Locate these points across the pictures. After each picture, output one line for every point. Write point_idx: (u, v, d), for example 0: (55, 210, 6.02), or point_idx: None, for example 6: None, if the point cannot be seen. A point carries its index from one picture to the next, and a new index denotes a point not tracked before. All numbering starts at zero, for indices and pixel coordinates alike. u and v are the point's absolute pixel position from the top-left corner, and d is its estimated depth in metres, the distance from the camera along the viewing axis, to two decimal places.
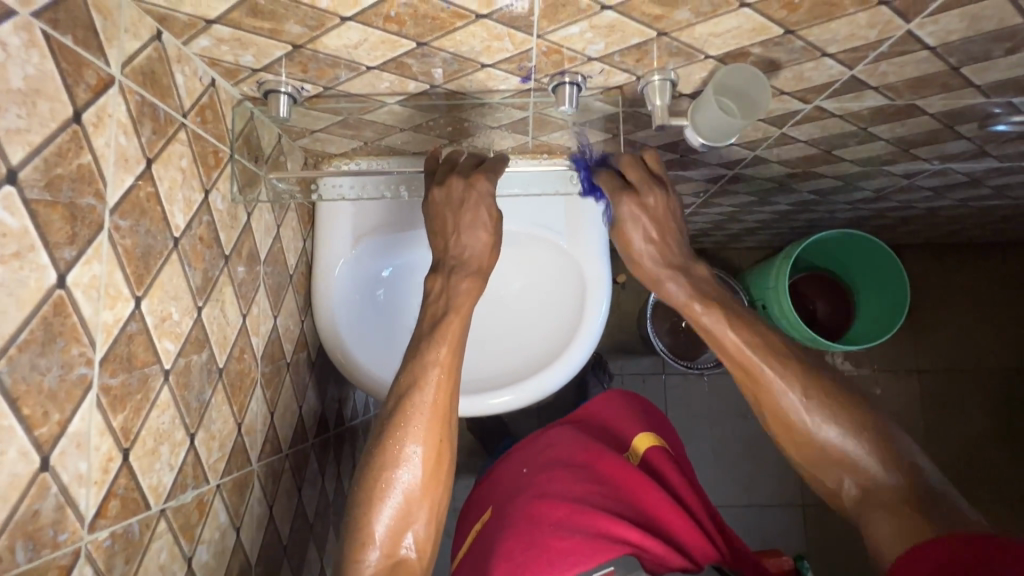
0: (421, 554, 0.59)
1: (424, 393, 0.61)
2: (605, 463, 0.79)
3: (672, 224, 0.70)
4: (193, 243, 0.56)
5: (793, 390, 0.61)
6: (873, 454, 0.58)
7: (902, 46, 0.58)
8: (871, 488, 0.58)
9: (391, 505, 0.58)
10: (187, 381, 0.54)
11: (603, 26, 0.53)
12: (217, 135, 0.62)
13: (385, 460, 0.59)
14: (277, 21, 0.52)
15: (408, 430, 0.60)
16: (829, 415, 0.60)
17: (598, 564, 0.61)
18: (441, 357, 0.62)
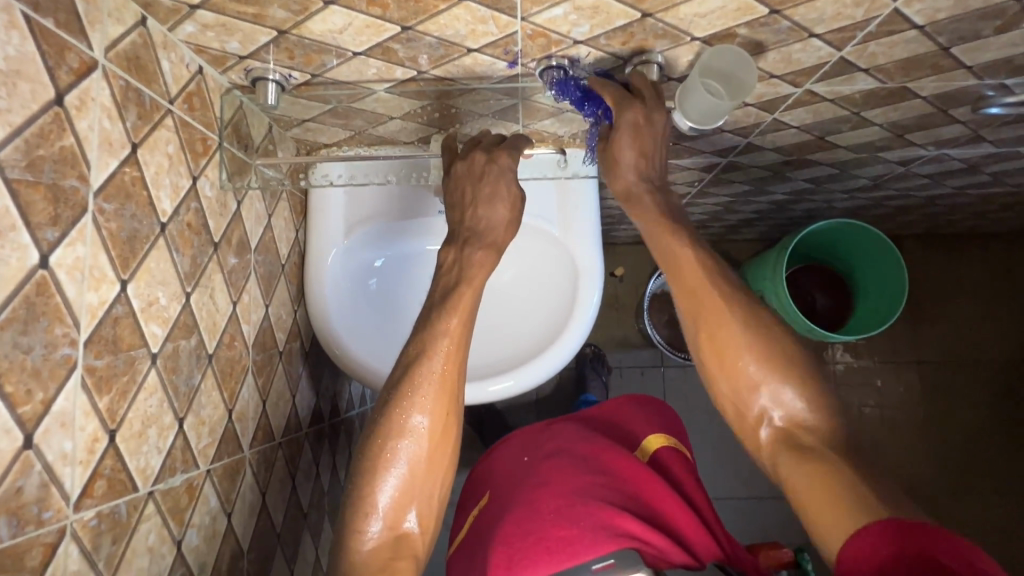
0: (424, 530, 0.59)
1: (430, 365, 0.59)
2: (608, 452, 0.78)
3: (654, 149, 0.66)
4: (181, 229, 0.57)
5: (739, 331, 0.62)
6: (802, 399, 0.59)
7: (890, 25, 0.58)
8: (796, 434, 0.59)
9: (394, 476, 0.57)
10: (176, 365, 0.54)
11: (587, 7, 0.53)
12: (205, 123, 0.62)
13: (388, 431, 0.58)
14: (261, 6, 0.52)
15: (414, 401, 0.59)
16: (769, 358, 0.61)
17: (597, 555, 0.60)
18: (451, 328, 0.61)
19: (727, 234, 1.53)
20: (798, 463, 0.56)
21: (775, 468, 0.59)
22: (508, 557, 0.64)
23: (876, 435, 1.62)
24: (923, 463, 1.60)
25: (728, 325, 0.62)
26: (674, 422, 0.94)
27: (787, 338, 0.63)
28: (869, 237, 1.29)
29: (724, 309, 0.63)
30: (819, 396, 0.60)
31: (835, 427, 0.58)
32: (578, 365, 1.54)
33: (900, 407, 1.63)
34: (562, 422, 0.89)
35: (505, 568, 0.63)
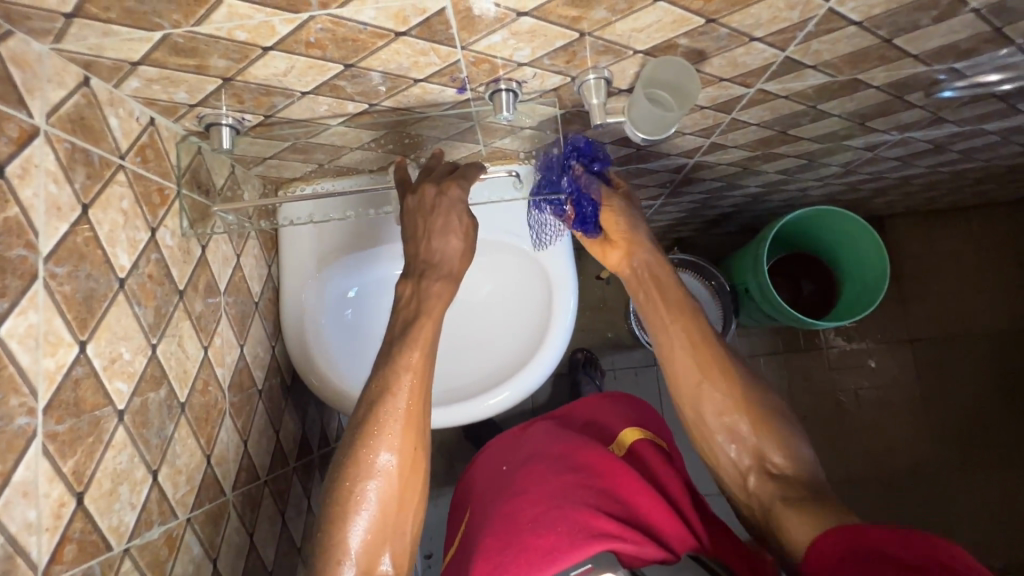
0: (399, 569, 0.59)
1: (395, 402, 0.60)
2: (582, 451, 0.83)
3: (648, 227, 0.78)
4: (141, 282, 0.57)
5: (721, 390, 0.73)
6: (784, 454, 0.70)
7: (828, 24, 0.58)
8: (781, 479, 0.68)
9: (365, 518, 0.58)
10: (145, 419, 0.54)
11: (523, 32, 0.54)
12: (161, 173, 0.63)
13: (356, 471, 0.59)
14: (201, 57, 0.52)
15: (381, 436, 0.59)
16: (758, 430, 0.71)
17: (575, 562, 0.65)
18: (412, 361, 0.61)
19: (709, 228, 1.53)
20: (785, 506, 0.64)
21: (768, 513, 0.67)
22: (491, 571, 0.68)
23: (874, 415, 1.62)
24: (923, 440, 1.60)
25: (711, 379, 0.73)
26: (657, 424, 0.98)
27: (763, 394, 0.74)
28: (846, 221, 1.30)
29: (712, 363, 0.74)
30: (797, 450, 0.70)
31: (815, 479, 0.67)
32: (571, 372, 1.57)
33: (895, 386, 1.63)
34: (539, 429, 0.93)
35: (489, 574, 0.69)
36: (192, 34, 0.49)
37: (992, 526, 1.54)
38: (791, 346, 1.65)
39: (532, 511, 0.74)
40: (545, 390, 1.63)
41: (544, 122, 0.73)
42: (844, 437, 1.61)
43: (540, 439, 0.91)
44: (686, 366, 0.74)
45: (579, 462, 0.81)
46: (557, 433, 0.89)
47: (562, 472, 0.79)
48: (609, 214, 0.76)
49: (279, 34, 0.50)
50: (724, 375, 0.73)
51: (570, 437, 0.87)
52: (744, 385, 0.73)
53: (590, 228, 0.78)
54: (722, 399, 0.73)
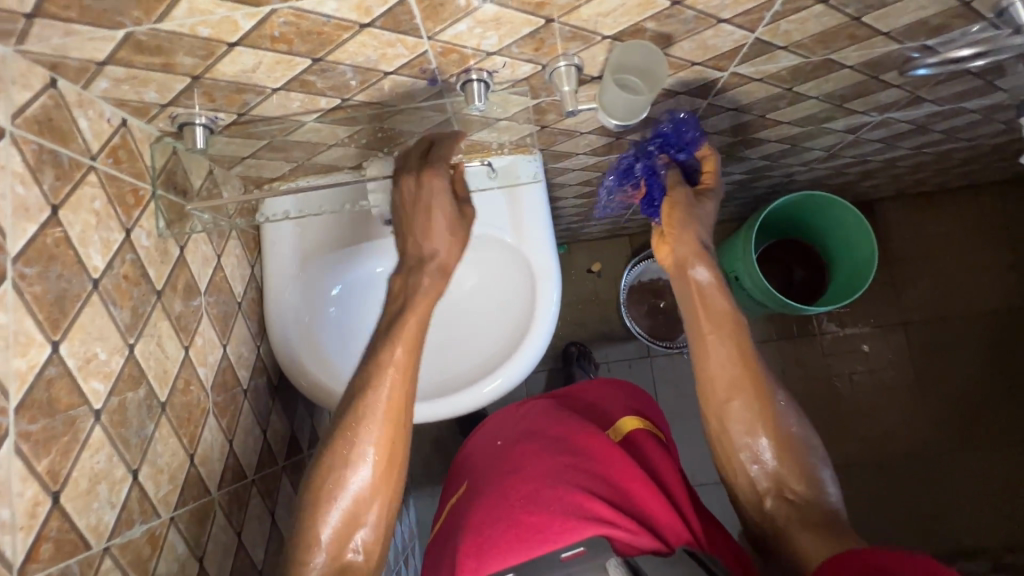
0: (369, 557, 0.59)
1: (378, 399, 0.61)
2: (583, 435, 0.83)
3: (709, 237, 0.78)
4: (117, 282, 0.57)
5: (751, 407, 0.72)
6: (807, 479, 0.70)
7: (794, 3, 0.58)
8: (800, 501, 0.68)
9: (341, 506, 0.59)
10: (123, 418, 0.55)
11: (488, 19, 0.54)
12: (135, 174, 0.63)
13: (337, 458, 0.60)
14: (167, 55, 0.52)
15: (361, 428, 0.60)
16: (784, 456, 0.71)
17: (568, 544, 0.66)
18: (396, 359, 0.62)
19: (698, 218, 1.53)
20: (803, 530, 0.66)
21: (781, 533, 0.68)
22: (480, 543, 0.71)
23: (870, 399, 1.62)
24: (918, 423, 1.60)
25: (740, 394, 0.73)
26: (655, 415, 0.98)
27: (794, 419, 0.73)
28: (831, 205, 1.30)
29: (748, 378, 0.73)
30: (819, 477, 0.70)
31: (833, 508, 0.68)
32: (566, 366, 1.57)
33: (890, 369, 1.63)
34: (537, 409, 0.94)
35: (477, 548, 0.70)
36: (155, 31, 0.49)
37: (989, 508, 1.54)
38: (784, 333, 1.65)
39: (527, 488, 0.76)
40: (540, 384, 1.63)
41: (518, 112, 0.73)
42: (840, 422, 1.61)
43: (539, 417, 0.91)
44: (724, 377, 0.73)
45: (575, 447, 0.82)
46: (557, 414, 0.90)
47: (558, 454, 0.81)
48: (668, 201, 0.79)
49: (243, 28, 0.50)
50: (756, 394, 0.72)
51: (570, 421, 0.88)
52: (773, 405, 0.72)
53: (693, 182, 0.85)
54: (752, 417, 0.72)
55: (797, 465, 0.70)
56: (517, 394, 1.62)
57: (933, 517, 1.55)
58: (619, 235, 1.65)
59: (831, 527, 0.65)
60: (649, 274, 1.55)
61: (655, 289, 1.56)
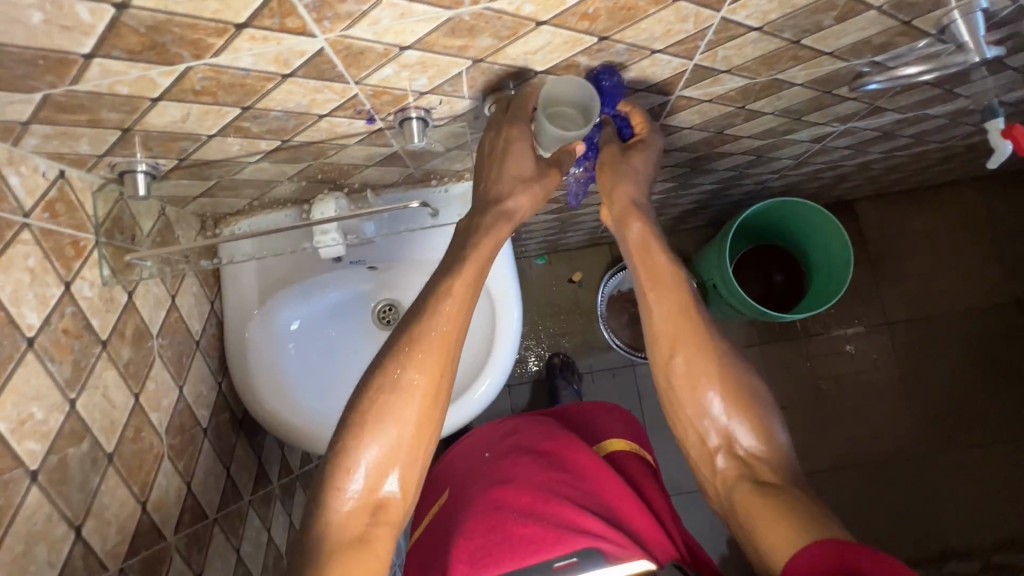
0: (404, 496, 0.60)
1: (430, 337, 0.59)
2: (570, 449, 0.85)
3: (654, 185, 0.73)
4: (55, 338, 0.57)
5: (701, 362, 0.69)
6: (758, 438, 0.67)
7: (726, 32, 0.58)
8: (752, 463, 0.66)
9: (381, 439, 0.58)
10: (64, 476, 0.55)
11: (413, 63, 0.53)
12: (76, 225, 0.62)
13: (381, 385, 0.58)
14: (91, 112, 0.52)
15: (413, 361, 0.59)
16: (739, 411, 0.68)
17: (560, 555, 0.66)
18: (455, 292, 0.60)
19: (677, 224, 1.52)
20: (756, 499, 0.62)
21: (733, 496, 0.65)
22: (472, 552, 0.70)
23: (857, 400, 1.61)
24: (906, 423, 1.59)
25: (690, 346, 0.69)
26: (639, 434, 1.01)
27: (747, 374, 0.70)
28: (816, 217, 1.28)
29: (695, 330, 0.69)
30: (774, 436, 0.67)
31: (788, 468, 0.66)
32: (549, 377, 1.57)
33: (877, 369, 1.62)
34: (528, 422, 0.94)
35: (469, 556, 0.70)
36: (74, 92, 0.49)
37: (980, 505, 1.53)
38: (767, 336, 1.63)
39: (522, 501, 0.75)
40: (524, 396, 1.63)
41: (460, 143, 0.73)
42: (827, 424, 1.60)
43: (530, 429, 0.93)
44: (670, 329, 0.69)
45: (566, 464, 0.83)
46: (547, 428, 0.91)
47: (550, 469, 0.81)
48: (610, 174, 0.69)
49: (162, 85, 0.50)
50: (707, 346, 0.69)
51: (559, 434, 0.89)
52: (727, 360, 0.69)
53: (627, 132, 0.72)
54: (703, 369, 0.69)
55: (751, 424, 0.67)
56: (501, 406, 1.62)
57: (925, 517, 1.53)
58: (600, 244, 1.65)
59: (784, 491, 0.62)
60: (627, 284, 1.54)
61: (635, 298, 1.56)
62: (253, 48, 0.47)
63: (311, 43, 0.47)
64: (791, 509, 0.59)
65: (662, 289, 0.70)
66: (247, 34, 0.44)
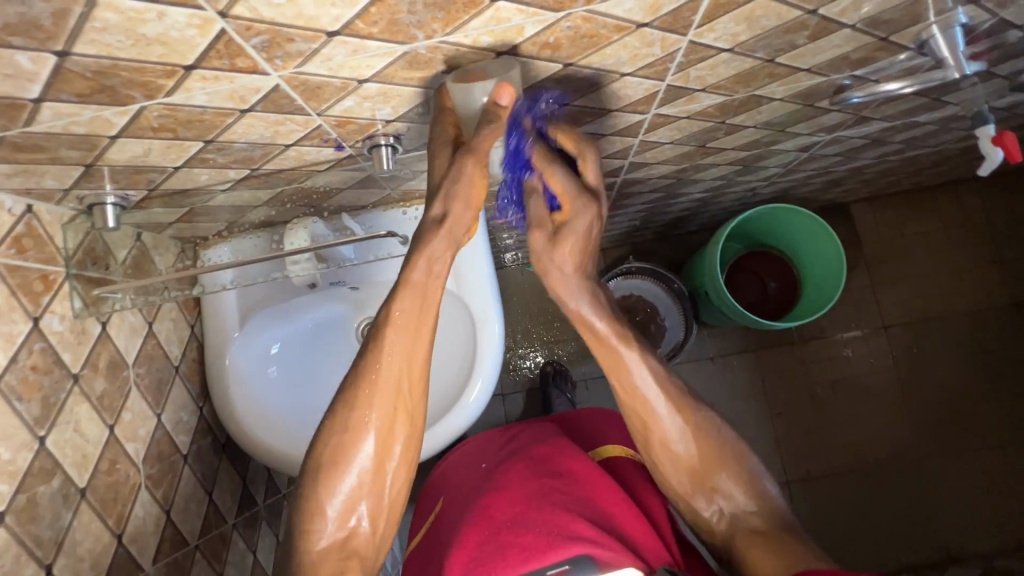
0: (373, 528, 0.63)
1: (392, 367, 0.61)
2: (559, 454, 0.84)
3: (593, 248, 0.68)
4: (23, 376, 0.57)
5: (681, 439, 0.71)
6: (746, 493, 0.70)
7: (696, 53, 0.57)
8: (743, 517, 0.70)
9: (346, 481, 0.61)
10: (33, 515, 0.55)
11: (374, 95, 0.52)
12: (45, 259, 0.62)
13: (342, 428, 0.61)
14: (49, 151, 0.51)
15: (375, 392, 0.61)
16: (725, 469, 0.70)
17: (553, 562, 0.66)
18: (408, 327, 0.61)
19: (668, 231, 1.50)
20: (753, 545, 0.67)
21: (737, 553, 0.69)
22: (466, 562, 0.71)
23: (856, 404, 1.59)
24: (904, 426, 1.58)
25: (663, 422, 0.71)
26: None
27: (722, 432, 0.72)
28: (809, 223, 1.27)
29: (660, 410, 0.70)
30: (761, 487, 0.71)
31: (779, 515, 0.69)
32: (542, 386, 1.57)
33: (876, 373, 1.60)
34: (523, 432, 0.96)
35: (464, 566, 0.70)
36: (29, 134, 0.48)
37: (984, 506, 1.51)
38: (762, 341, 1.62)
39: (514, 509, 0.75)
40: (518, 405, 1.62)
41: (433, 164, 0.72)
42: (824, 429, 1.58)
43: (525, 439, 0.93)
44: (643, 404, 0.71)
45: (560, 467, 0.81)
46: (541, 436, 0.91)
47: (541, 475, 0.80)
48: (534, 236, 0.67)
49: (118, 124, 0.49)
50: (678, 418, 0.71)
51: (554, 440, 0.88)
52: (700, 422, 0.71)
53: (556, 204, 0.66)
54: (680, 440, 0.71)
55: (736, 480, 0.70)
56: (495, 416, 1.61)
57: (926, 521, 1.52)
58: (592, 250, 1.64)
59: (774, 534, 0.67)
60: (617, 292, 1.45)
61: (627, 307, 1.45)
62: (206, 86, 0.46)
63: (266, 79, 0.46)
64: (785, 554, 0.64)
65: (624, 377, 0.71)
66: (197, 74, 0.44)
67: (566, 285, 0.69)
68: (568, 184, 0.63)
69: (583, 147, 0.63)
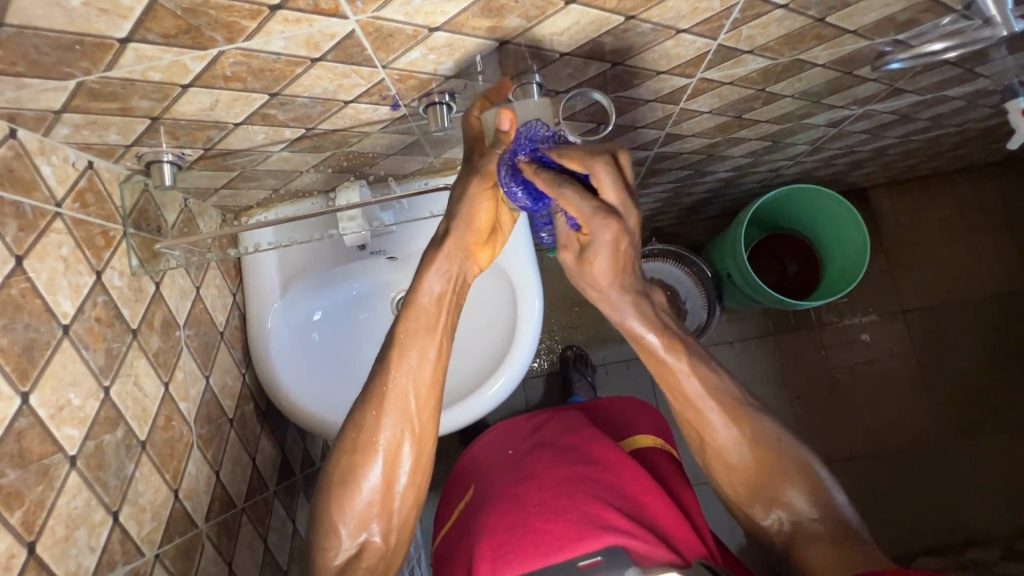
0: (384, 542, 0.65)
1: (401, 386, 0.66)
2: (591, 443, 0.84)
3: (631, 263, 0.61)
4: (89, 326, 0.57)
5: (742, 444, 0.70)
6: (808, 500, 0.69)
7: (752, 9, 0.57)
8: (802, 524, 0.68)
9: (361, 493, 0.64)
10: (100, 462, 0.55)
11: (441, 46, 0.53)
12: (104, 216, 0.63)
13: (360, 443, 0.65)
14: (122, 100, 0.52)
15: (382, 413, 0.65)
16: (788, 477, 0.69)
17: (585, 553, 0.65)
18: (425, 352, 0.66)
19: (689, 215, 1.52)
20: (812, 547, 0.66)
21: (795, 556, 0.68)
22: (495, 548, 0.69)
23: (873, 390, 1.60)
24: (921, 413, 1.58)
25: (718, 423, 0.70)
26: (669, 435, 1.00)
27: (781, 440, 0.71)
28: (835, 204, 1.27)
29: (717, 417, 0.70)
30: (823, 492, 0.69)
31: (842, 522, 0.67)
32: (562, 370, 1.57)
33: (893, 358, 1.61)
34: (547, 420, 0.95)
35: (492, 553, 0.68)
36: (107, 79, 0.49)
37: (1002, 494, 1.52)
38: (782, 326, 1.62)
39: (542, 495, 0.75)
40: (538, 390, 1.62)
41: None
42: (842, 415, 1.59)
43: (550, 428, 0.92)
44: (692, 409, 0.70)
45: (589, 455, 0.81)
46: (570, 426, 0.90)
47: (571, 463, 0.80)
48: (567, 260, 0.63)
49: (194, 70, 0.50)
50: (734, 423, 0.70)
51: (582, 431, 0.88)
52: (756, 430, 0.70)
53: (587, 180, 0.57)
54: (733, 441, 0.70)
55: (796, 487, 0.69)
56: (516, 400, 1.62)
57: (941, 506, 1.53)
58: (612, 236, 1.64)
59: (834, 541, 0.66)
60: None
61: None
62: (285, 30, 0.47)
63: (343, 24, 0.47)
64: (847, 556, 0.63)
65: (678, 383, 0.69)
66: (280, 15, 0.45)
67: (605, 302, 0.64)
68: (582, 204, 0.55)
69: (591, 163, 0.54)
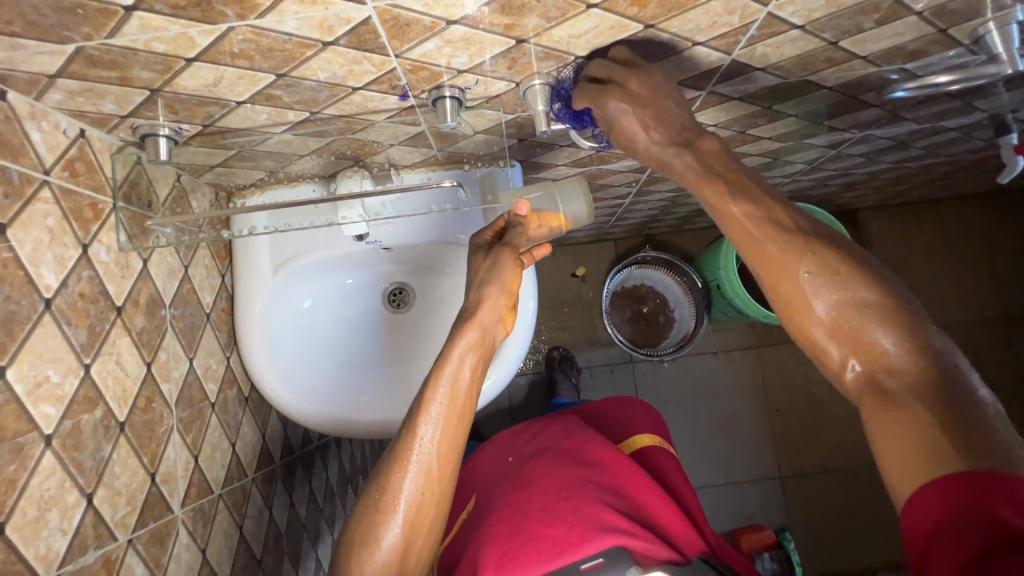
0: None
1: (422, 445, 0.64)
2: (590, 443, 0.82)
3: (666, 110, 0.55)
4: (72, 301, 0.55)
5: (820, 288, 0.50)
6: (902, 349, 0.46)
7: (769, 28, 0.58)
8: (876, 375, 0.47)
9: (382, 549, 0.62)
10: (77, 442, 0.54)
11: (457, 39, 0.52)
12: (93, 187, 0.61)
13: (384, 503, 0.63)
14: (123, 69, 0.50)
15: (404, 472, 0.64)
16: (883, 330, 0.47)
17: (586, 556, 0.65)
18: (445, 414, 0.65)
19: (683, 224, 1.53)
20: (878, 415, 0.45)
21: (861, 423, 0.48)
22: (500, 555, 0.68)
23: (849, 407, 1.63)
24: None
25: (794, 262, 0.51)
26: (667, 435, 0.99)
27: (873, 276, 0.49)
28: None
29: (774, 242, 0.52)
30: (930, 346, 0.46)
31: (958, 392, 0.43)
32: (548, 370, 1.57)
33: None
34: (542, 421, 0.93)
35: (496, 564, 0.67)
36: (108, 46, 0.47)
37: None
38: (765, 340, 1.64)
39: (543, 499, 0.73)
40: (522, 389, 1.62)
41: (490, 127, 0.71)
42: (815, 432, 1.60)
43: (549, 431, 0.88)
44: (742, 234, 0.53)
45: (587, 459, 0.79)
46: (568, 425, 0.88)
47: (572, 465, 0.78)
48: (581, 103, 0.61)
49: (199, 45, 0.48)
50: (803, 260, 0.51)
51: (582, 431, 0.85)
52: (829, 265, 0.50)
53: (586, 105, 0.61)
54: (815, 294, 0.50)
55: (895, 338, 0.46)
56: (499, 397, 1.62)
57: None
58: (605, 239, 1.64)
59: (939, 426, 0.41)
60: (632, 282, 1.55)
61: (638, 296, 1.56)
62: (299, 11, 0.45)
63: (359, 10, 0.46)
64: (920, 434, 0.42)
65: (722, 217, 0.54)
66: None
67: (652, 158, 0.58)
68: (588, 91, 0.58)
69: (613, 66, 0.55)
